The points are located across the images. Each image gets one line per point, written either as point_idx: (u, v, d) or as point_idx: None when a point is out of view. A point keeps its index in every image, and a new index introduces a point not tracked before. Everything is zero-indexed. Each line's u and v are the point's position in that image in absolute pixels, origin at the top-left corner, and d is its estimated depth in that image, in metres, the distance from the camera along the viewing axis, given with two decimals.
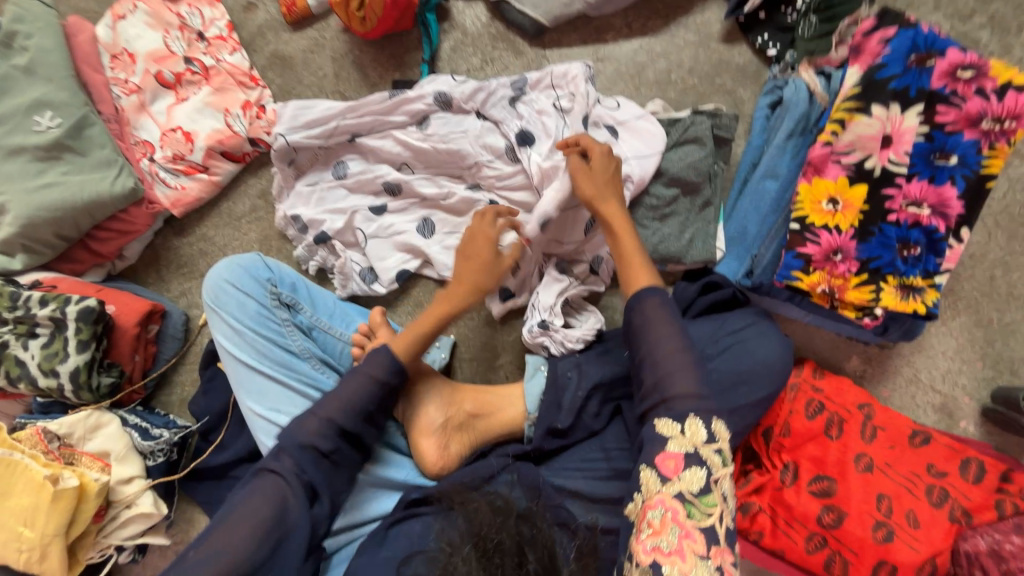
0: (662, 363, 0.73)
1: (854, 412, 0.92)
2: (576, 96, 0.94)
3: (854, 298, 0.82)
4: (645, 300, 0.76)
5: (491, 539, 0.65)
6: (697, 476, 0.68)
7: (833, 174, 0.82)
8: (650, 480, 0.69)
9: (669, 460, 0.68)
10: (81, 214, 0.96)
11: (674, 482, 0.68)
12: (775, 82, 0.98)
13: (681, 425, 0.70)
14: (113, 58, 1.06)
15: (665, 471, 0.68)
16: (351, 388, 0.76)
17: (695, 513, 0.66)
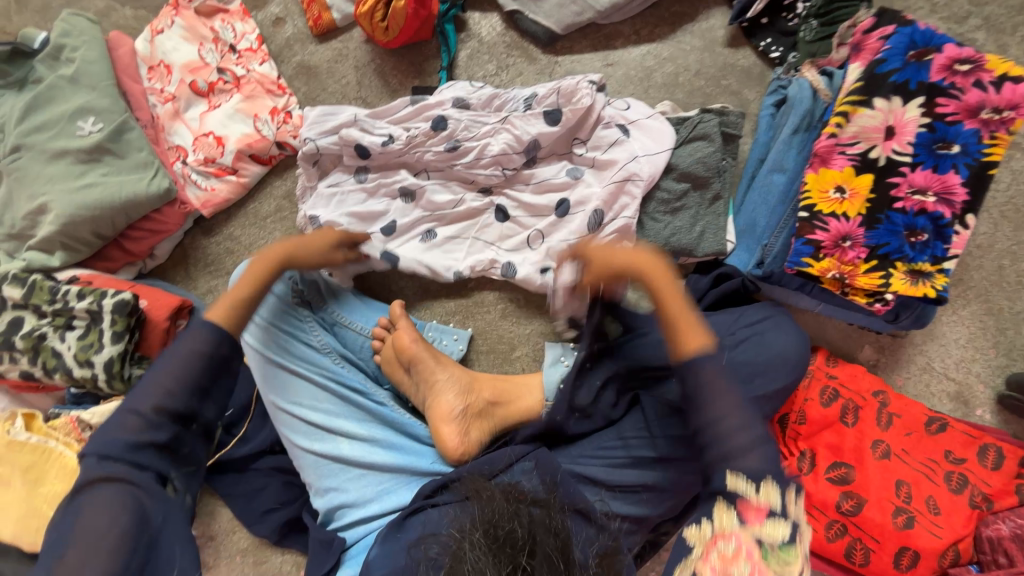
0: (727, 420, 0.67)
1: (869, 399, 0.92)
2: (577, 109, 0.98)
3: (864, 284, 0.84)
4: (702, 366, 0.70)
5: (503, 527, 0.67)
6: (778, 529, 0.64)
7: (839, 165, 0.85)
8: (724, 520, 0.65)
9: (751, 509, 0.64)
10: (117, 213, 1.00)
11: (757, 528, 0.64)
12: (780, 81, 1.02)
13: (757, 488, 0.65)
14: (150, 69, 1.13)
15: (746, 516, 0.64)
16: (174, 372, 0.73)
17: (772, 562, 0.62)
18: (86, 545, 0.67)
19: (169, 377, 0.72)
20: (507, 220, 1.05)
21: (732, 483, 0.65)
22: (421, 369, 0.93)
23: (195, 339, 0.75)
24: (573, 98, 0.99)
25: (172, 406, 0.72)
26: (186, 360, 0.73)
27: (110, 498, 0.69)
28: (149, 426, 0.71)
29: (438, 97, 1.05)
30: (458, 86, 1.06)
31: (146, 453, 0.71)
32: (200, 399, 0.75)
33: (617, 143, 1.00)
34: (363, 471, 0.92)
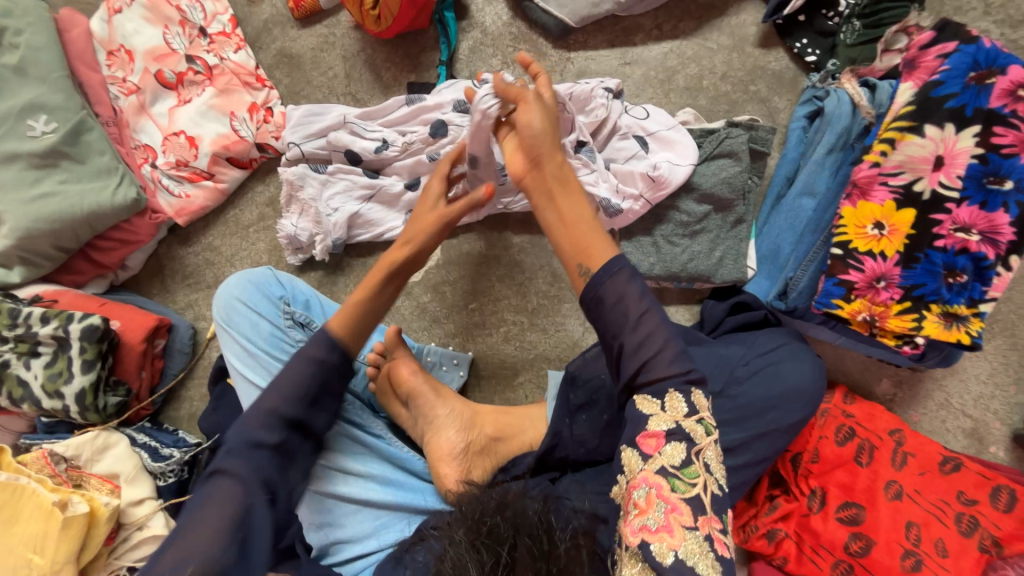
0: (649, 341, 0.58)
1: (885, 439, 0.90)
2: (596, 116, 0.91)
3: (895, 327, 0.78)
4: (615, 277, 0.59)
5: (486, 522, 0.62)
6: (680, 447, 0.55)
7: (879, 198, 0.78)
8: (631, 461, 0.56)
9: (650, 437, 0.56)
10: (80, 225, 0.90)
11: (656, 458, 0.55)
12: (815, 91, 0.92)
13: (662, 401, 0.56)
14: (109, 56, 1.00)
15: (645, 448, 0.56)
16: (290, 376, 0.68)
17: (680, 486, 0.54)
18: (192, 536, 0.59)
19: (286, 380, 0.67)
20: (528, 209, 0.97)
21: (643, 410, 0.57)
22: (420, 403, 0.86)
23: (310, 345, 0.70)
24: (587, 105, 0.91)
25: (285, 408, 0.67)
26: (299, 365, 0.69)
27: (228, 491, 0.62)
28: (262, 425, 0.65)
29: (435, 97, 0.94)
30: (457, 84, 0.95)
31: (259, 455, 0.65)
32: (311, 407, 0.69)
33: (635, 157, 0.91)
34: (358, 507, 0.86)
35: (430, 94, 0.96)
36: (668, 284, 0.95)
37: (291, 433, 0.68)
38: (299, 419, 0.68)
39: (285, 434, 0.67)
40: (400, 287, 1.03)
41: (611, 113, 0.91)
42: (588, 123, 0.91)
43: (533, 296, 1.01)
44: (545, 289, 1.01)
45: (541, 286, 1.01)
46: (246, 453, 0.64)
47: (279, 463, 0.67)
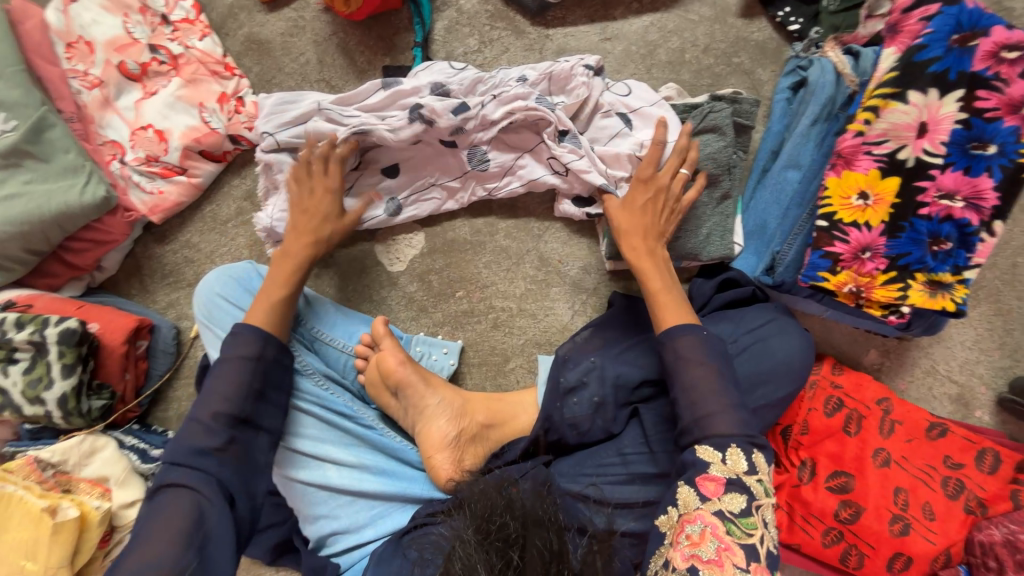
0: (709, 406, 0.68)
1: (872, 408, 0.90)
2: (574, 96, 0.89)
3: (880, 297, 0.78)
4: (678, 337, 0.72)
5: (494, 522, 0.61)
6: (738, 496, 0.64)
7: (863, 167, 0.77)
8: (688, 500, 0.65)
9: (710, 481, 0.64)
10: (50, 227, 0.87)
11: (715, 502, 0.64)
12: (798, 61, 0.90)
13: (722, 452, 0.65)
14: (68, 47, 0.95)
15: (704, 491, 0.65)
16: (225, 380, 0.72)
17: (735, 530, 0.62)
18: (144, 549, 0.61)
19: (224, 383, 0.71)
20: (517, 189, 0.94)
21: (703, 457, 0.66)
22: (409, 394, 0.85)
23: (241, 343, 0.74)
24: (568, 84, 0.90)
25: (229, 409, 0.70)
26: (235, 365, 0.73)
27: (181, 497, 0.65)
28: (206, 432, 0.69)
29: (478, 116, 0.88)
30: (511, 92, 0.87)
31: (210, 457, 0.68)
32: (256, 403, 0.73)
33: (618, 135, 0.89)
34: (352, 498, 0.86)
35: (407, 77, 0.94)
36: None
37: (242, 431, 0.72)
38: (243, 417, 0.71)
39: (231, 435, 0.70)
40: (385, 278, 1.01)
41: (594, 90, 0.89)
42: (569, 102, 0.90)
43: (520, 282, 1.00)
44: (532, 273, 1.00)
45: (527, 270, 1.00)
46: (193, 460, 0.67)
47: (232, 464, 0.69)
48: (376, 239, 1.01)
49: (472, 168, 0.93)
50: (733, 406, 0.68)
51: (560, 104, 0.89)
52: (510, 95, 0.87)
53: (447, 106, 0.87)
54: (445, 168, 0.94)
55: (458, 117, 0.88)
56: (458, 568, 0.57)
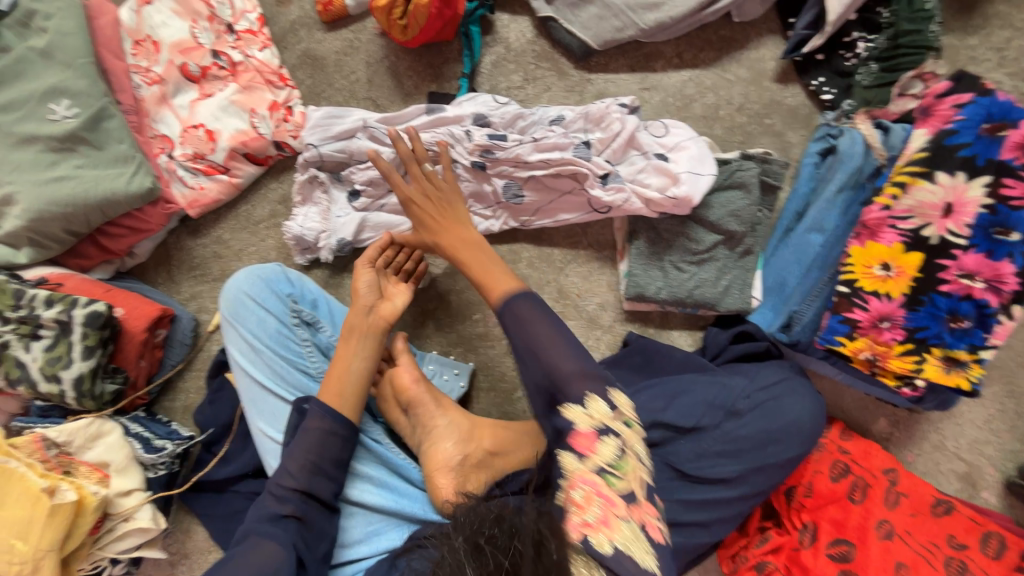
0: (570, 363, 0.63)
1: (880, 478, 0.89)
2: (608, 136, 0.92)
3: (895, 367, 0.79)
4: (514, 303, 0.68)
5: (482, 534, 0.58)
6: (611, 444, 0.60)
7: (888, 240, 0.78)
8: (568, 463, 0.59)
9: (581, 437, 0.60)
10: (92, 211, 0.90)
11: (592, 458, 0.59)
12: (829, 129, 0.93)
13: (584, 406, 0.61)
14: (135, 45, 1.00)
15: (581, 448, 0.60)
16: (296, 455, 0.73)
17: (614, 481, 0.59)
18: None
19: (303, 452, 0.72)
20: (554, 222, 0.97)
21: (568, 419, 0.61)
22: (420, 412, 0.85)
23: (310, 418, 0.75)
24: (602, 124, 0.93)
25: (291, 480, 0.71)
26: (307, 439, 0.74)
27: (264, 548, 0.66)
28: (275, 499, 0.71)
29: (513, 154, 0.91)
30: (551, 141, 0.91)
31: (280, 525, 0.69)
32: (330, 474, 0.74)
33: (657, 168, 0.90)
34: (352, 511, 0.84)
35: (451, 105, 0.98)
36: (673, 309, 0.96)
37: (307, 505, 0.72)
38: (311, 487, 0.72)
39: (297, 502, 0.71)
40: None
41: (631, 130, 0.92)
42: (601, 138, 0.93)
43: None
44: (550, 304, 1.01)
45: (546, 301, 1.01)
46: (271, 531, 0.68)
47: (302, 532, 0.70)
48: None
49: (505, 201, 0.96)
50: (580, 355, 0.64)
51: (595, 139, 0.93)
52: (548, 143, 0.91)
53: (487, 140, 0.91)
54: (480, 196, 0.97)
55: (495, 150, 0.92)
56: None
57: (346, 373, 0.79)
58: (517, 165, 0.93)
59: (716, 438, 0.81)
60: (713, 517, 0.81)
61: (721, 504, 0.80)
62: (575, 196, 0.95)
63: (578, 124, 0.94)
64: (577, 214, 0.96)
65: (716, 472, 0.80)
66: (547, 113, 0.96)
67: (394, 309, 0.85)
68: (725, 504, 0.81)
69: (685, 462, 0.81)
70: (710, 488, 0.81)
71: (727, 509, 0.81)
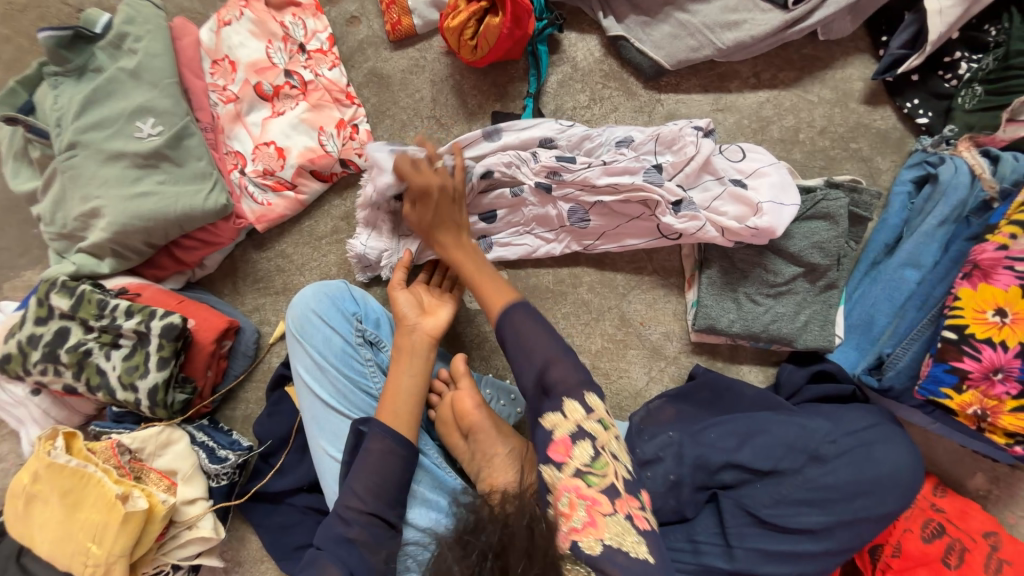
0: (558, 367, 0.63)
1: (979, 541, 0.81)
2: (682, 158, 0.87)
3: (1008, 424, 0.71)
4: (511, 312, 0.69)
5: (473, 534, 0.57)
6: (586, 446, 0.61)
7: (1003, 282, 0.70)
8: (550, 475, 0.61)
9: (558, 446, 0.61)
10: (171, 225, 0.93)
11: (569, 463, 0.60)
12: (925, 156, 0.87)
13: (562, 411, 0.62)
14: (213, 64, 1.04)
15: (557, 456, 0.61)
16: (364, 477, 0.71)
17: (593, 479, 0.60)
18: None
19: (368, 474, 0.71)
20: (619, 248, 0.94)
21: (547, 427, 0.62)
22: (479, 439, 0.82)
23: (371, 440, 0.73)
24: (675, 147, 0.88)
25: (359, 505, 0.70)
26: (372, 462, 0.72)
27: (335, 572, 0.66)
28: (343, 520, 0.70)
29: (581, 177, 0.88)
30: (621, 166, 0.88)
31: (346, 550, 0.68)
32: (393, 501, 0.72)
33: (734, 195, 0.85)
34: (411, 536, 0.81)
35: (510, 128, 0.93)
36: (745, 342, 0.90)
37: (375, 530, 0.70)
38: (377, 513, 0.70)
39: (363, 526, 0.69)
40: (463, 313, 1.02)
41: (708, 153, 0.87)
42: (673, 161, 0.88)
43: (597, 338, 0.97)
44: (611, 331, 0.97)
45: (606, 328, 0.97)
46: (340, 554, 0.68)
47: (366, 559, 0.68)
48: None
49: (570, 224, 0.93)
50: (562, 352, 0.65)
51: (666, 163, 0.88)
52: (618, 167, 0.88)
53: (555, 162, 0.89)
54: (544, 220, 0.94)
55: (562, 172, 0.89)
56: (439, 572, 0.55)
57: (400, 391, 0.78)
58: (584, 189, 0.89)
59: (797, 484, 0.76)
60: (794, 571, 0.74)
61: (803, 559, 0.74)
62: (644, 221, 0.91)
63: (648, 146, 0.89)
64: (645, 239, 0.92)
65: (799, 522, 0.74)
66: (616, 134, 0.93)
67: (439, 322, 0.83)
68: (809, 558, 0.74)
69: (763, 507, 0.76)
70: (790, 538, 0.75)
71: (810, 564, 0.74)
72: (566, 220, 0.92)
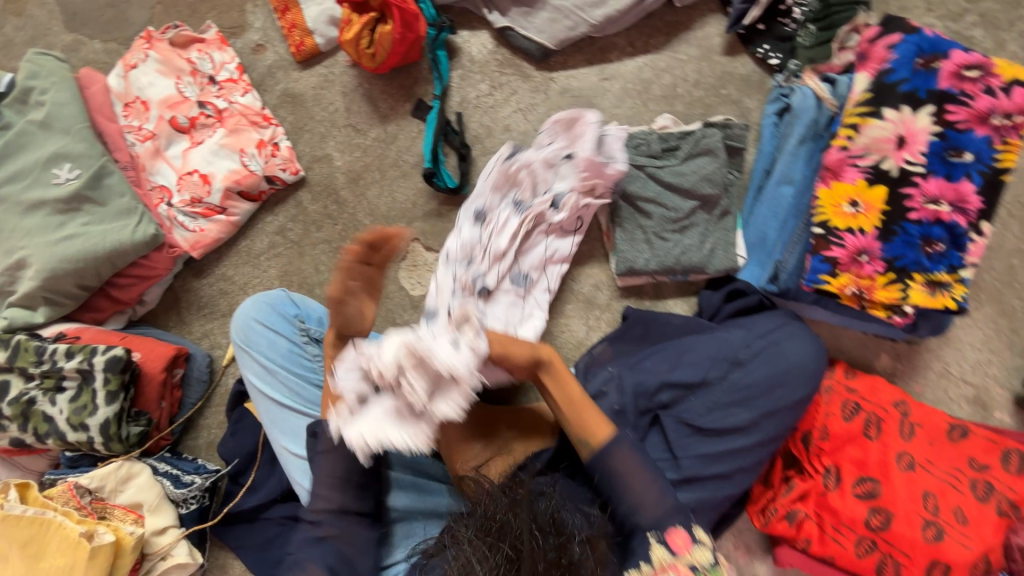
0: (653, 509, 0.70)
1: (891, 411, 0.90)
2: (523, 184, 0.97)
3: (883, 298, 0.82)
4: (613, 452, 0.73)
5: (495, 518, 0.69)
6: (705, 552, 0.69)
7: (851, 177, 0.83)
8: (661, 557, 0.68)
9: (679, 537, 0.69)
10: (102, 263, 0.95)
11: (683, 557, 0.68)
12: (781, 89, 0.99)
13: (665, 532, 0.69)
14: (125, 107, 1.07)
15: (675, 546, 0.69)
16: (323, 472, 0.72)
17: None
18: None
19: (326, 479, 0.72)
20: (562, 260, 1.01)
21: (652, 553, 0.69)
22: None
23: (326, 443, 0.74)
24: (513, 176, 0.96)
25: (326, 503, 0.72)
26: (328, 457, 0.72)
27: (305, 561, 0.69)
28: (313, 521, 0.72)
29: (493, 255, 0.94)
30: (500, 224, 0.95)
31: (322, 547, 0.70)
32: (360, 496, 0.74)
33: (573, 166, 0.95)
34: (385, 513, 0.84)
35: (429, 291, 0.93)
36: (664, 278, 0.99)
37: (345, 523, 0.73)
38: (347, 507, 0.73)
39: (333, 525, 0.71)
40: (408, 302, 1.06)
41: (531, 162, 0.96)
42: (520, 189, 0.97)
43: None
44: None
45: None
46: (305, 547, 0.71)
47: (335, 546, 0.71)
48: (399, 265, 1.07)
49: (521, 288, 0.98)
50: (663, 493, 0.71)
51: (520, 199, 0.97)
52: (500, 228, 0.95)
53: (467, 279, 0.92)
54: (510, 308, 0.97)
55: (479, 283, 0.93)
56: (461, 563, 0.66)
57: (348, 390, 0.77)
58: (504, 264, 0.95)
59: (723, 389, 0.84)
60: (734, 468, 0.81)
61: (738, 454, 0.82)
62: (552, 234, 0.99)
63: (495, 194, 0.96)
64: (566, 240, 1.00)
65: (729, 421, 0.83)
66: (467, 241, 0.94)
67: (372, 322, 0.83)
68: (743, 452, 0.82)
69: (700, 417, 0.84)
70: (725, 438, 0.83)
71: (747, 457, 0.82)
72: (519, 285, 0.97)
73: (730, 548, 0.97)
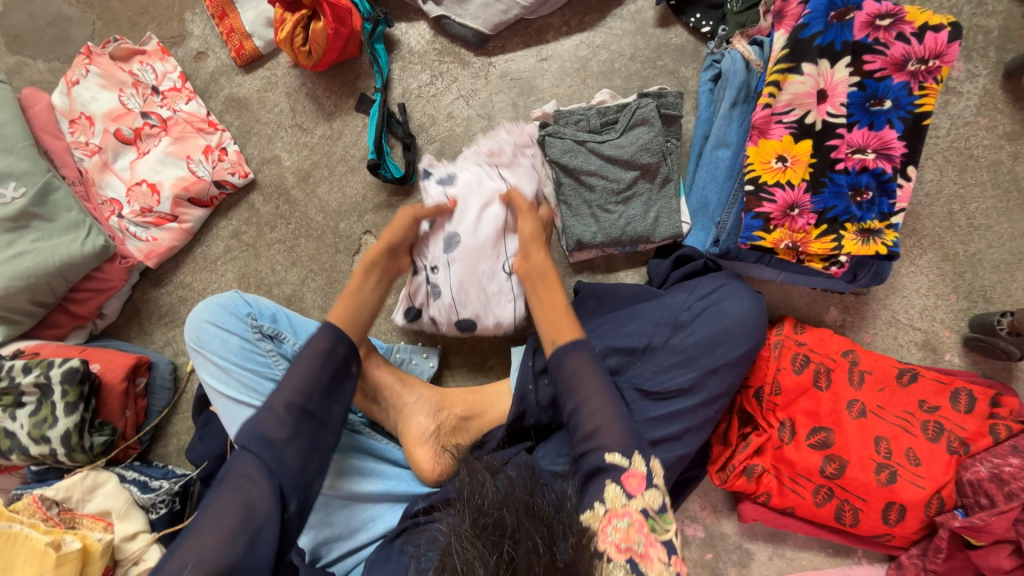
0: (599, 416, 0.69)
1: (839, 360, 0.92)
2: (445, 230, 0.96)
3: (818, 250, 0.84)
4: (576, 352, 0.74)
5: (490, 515, 0.61)
6: (656, 495, 0.66)
7: (777, 134, 0.84)
8: (615, 498, 0.65)
9: (633, 479, 0.66)
10: (54, 278, 0.95)
11: (638, 500, 0.65)
12: (713, 56, 1.01)
13: (625, 488, 0.65)
14: (71, 123, 1.08)
15: (630, 488, 0.65)
16: (301, 370, 0.72)
17: (655, 526, 0.64)
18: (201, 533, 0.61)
19: (296, 376, 0.72)
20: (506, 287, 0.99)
21: (608, 500, 0.65)
22: (387, 395, 0.88)
23: (317, 339, 0.75)
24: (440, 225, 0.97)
25: (299, 401, 0.71)
26: (310, 359, 0.74)
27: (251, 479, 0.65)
28: (274, 423, 0.69)
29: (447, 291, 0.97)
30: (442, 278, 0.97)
31: (277, 452, 0.67)
32: (324, 400, 0.73)
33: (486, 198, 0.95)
34: (347, 502, 0.85)
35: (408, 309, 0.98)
36: (614, 250, 1.01)
37: (309, 431, 0.71)
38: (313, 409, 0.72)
39: (297, 429, 0.69)
40: None
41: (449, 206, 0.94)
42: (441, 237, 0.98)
43: None
44: None
45: None
46: (259, 453, 0.66)
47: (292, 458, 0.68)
48: (354, 258, 1.09)
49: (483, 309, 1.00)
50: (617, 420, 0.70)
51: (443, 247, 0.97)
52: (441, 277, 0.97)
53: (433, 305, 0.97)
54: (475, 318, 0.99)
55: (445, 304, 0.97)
56: (456, 564, 0.56)
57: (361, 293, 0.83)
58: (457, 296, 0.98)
59: (666, 353, 0.85)
60: (683, 428, 0.83)
61: (687, 415, 0.83)
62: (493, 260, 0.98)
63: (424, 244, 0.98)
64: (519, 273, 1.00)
65: (676, 383, 0.83)
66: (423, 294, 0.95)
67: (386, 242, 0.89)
68: (691, 413, 0.83)
69: (647, 382, 0.84)
70: (673, 400, 0.83)
71: (694, 417, 0.83)
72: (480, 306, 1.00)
73: (697, 509, 1.02)
